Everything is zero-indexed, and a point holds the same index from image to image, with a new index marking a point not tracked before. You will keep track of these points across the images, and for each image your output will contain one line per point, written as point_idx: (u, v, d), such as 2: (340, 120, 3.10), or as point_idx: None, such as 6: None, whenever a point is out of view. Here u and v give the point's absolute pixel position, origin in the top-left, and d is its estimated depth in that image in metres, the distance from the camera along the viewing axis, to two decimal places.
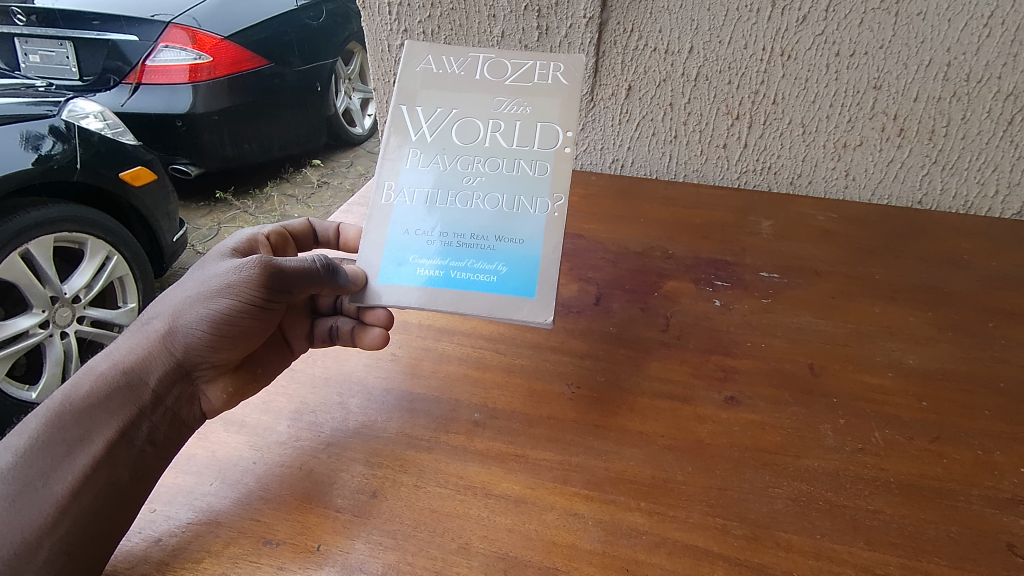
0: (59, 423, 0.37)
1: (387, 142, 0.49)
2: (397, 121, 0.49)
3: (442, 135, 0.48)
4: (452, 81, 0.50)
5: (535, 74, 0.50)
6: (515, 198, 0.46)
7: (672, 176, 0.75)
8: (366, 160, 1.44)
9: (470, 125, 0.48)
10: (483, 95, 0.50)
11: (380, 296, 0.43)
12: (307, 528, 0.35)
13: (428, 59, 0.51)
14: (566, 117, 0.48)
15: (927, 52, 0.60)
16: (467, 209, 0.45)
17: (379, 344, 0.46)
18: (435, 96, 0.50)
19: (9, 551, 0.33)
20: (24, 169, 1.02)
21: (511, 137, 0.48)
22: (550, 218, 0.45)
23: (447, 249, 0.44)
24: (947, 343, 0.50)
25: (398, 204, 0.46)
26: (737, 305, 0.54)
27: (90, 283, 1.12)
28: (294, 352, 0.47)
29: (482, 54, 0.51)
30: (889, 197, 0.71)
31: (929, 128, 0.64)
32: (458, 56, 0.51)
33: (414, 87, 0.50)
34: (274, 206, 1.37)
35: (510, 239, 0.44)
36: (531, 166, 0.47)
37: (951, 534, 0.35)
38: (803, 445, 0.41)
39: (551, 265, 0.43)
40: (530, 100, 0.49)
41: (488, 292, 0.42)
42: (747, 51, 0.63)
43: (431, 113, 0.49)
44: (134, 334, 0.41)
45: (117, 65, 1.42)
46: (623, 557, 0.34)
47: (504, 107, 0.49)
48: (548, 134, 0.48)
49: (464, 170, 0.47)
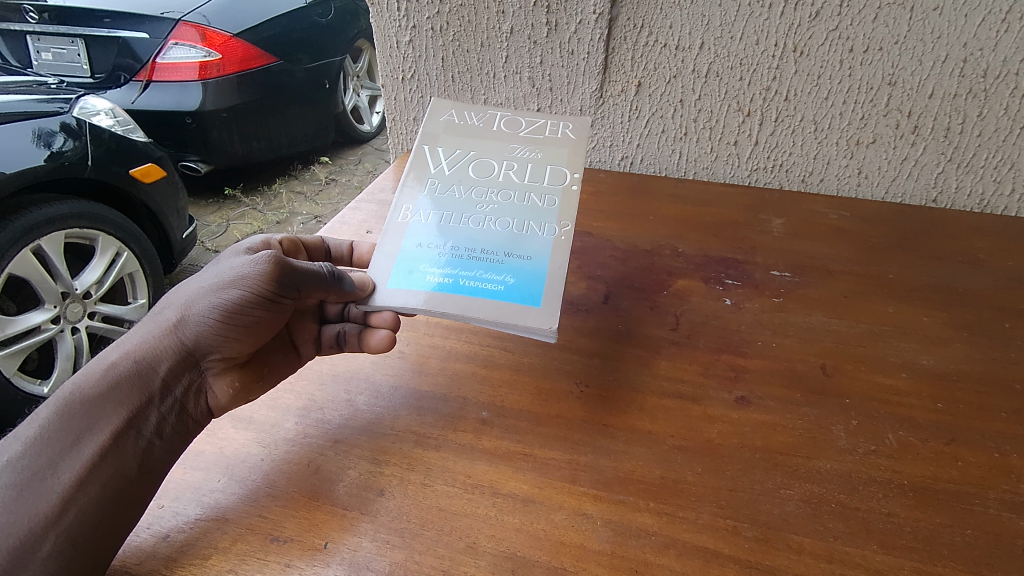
0: (68, 412, 0.37)
1: (406, 174, 0.51)
2: (418, 159, 0.52)
3: (459, 171, 0.51)
4: (472, 129, 0.54)
5: (546, 130, 0.54)
6: (524, 222, 0.47)
7: (682, 173, 0.75)
8: (375, 159, 1.65)
9: (486, 164, 0.51)
10: (498, 142, 0.53)
11: (387, 299, 0.43)
12: (314, 525, 0.35)
13: (450, 112, 0.55)
14: (574, 163, 0.51)
15: (944, 47, 0.59)
16: (479, 229, 0.47)
17: (385, 346, 0.45)
18: (455, 140, 0.53)
19: (13, 542, 0.32)
20: (36, 166, 1.03)
21: (523, 177, 0.50)
22: (556, 241, 0.46)
23: (457, 260, 0.44)
24: (961, 344, 0.50)
25: (413, 222, 0.47)
26: (748, 304, 0.54)
27: (101, 278, 1.13)
28: (302, 358, 0.46)
29: (499, 112, 0.56)
30: (902, 195, 0.70)
31: (944, 125, 0.63)
32: (479, 112, 0.56)
33: (436, 132, 0.54)
34: (283, 203, 1.50)
35: (519, 256, 0.45)
36: (542, 199, 0.48)
37: (966, 538, 0.34)
38: (815, 446, 0.40)
39: (557, 279, 0.43)
40: (541, 148, 0.52)
41: (496, 300, 0.42)
42: (759, 46, 0.63)
43: (450, 153, 0.52)
44: (146, 324, 0.41)
45: (128, 62, 1.43)
46: (632, 558, 0.33)
47: (517, 152, 0.52)
48: (556, 176, 0.50)
49: (477, 198, 0.48)
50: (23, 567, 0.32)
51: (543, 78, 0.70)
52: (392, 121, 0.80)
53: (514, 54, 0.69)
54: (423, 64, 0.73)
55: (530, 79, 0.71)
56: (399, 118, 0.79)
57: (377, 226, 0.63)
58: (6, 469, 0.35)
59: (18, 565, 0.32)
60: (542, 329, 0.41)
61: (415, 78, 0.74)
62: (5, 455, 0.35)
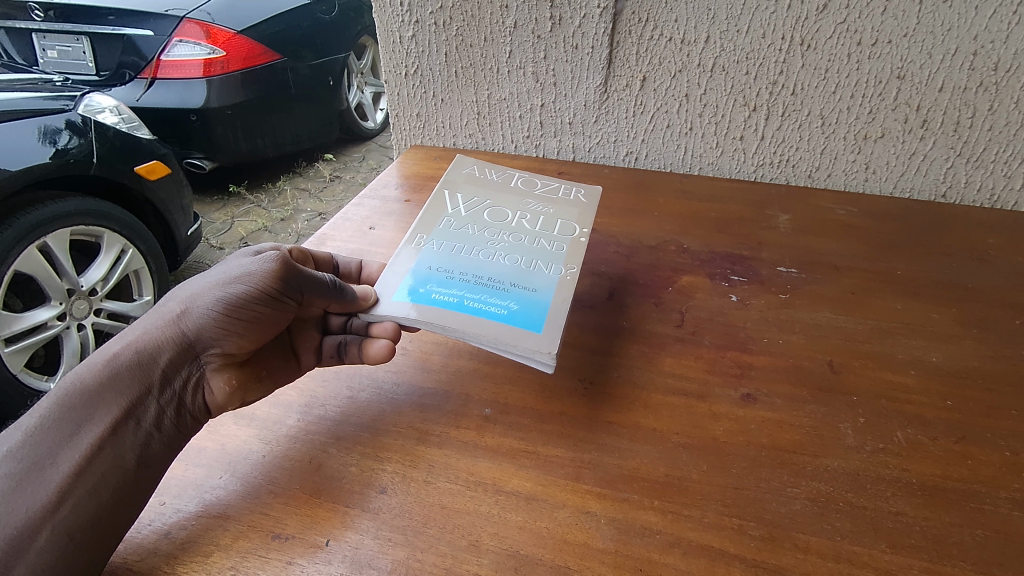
0: (68, 402, 0.37)
1: (426, 210, 0.56)
2: (438, 201, 0.57)
3: (474, 214, 0.56)
4: (489, 185, 0.60)
5: (560, 191, 0.60)
6: (532, 260, 0.49)
7: (687, 168, 0.74)
8: (378, 156, 1.72)
9: (500, 212, 0.56)
10: (515, 197, 0.58)
11: (387, 310, 0.44)
12: (316, 523, 0.35)
13: (472, 167, 0.62)
14: (584, 220, 0.55)
15: (954, 40, 0.58)
16: (488, 261, 0.49)
17: (384, 355, 0.43)
18: (473, 190, 0.59)
19: (9, 532, 0.32)
20: (42, 163, 1.03)
21: (534, 224, 0.54)
22: (562, 279, 0.47)
23: (463, 284, 0.46)
24: (971, 341, 0.49)
25: (425, 249, 0.50)
26: (754, 300, 0.53)
27: (107, 275, 1.14)
28: (301, 368, 0.44)
29: (517, 173, 0.63)
30: (911, 190, 0.69)
31: (954, 119, 0.62)
32: (498, 170, 0.63)
33: (456, 181, 0.60)
34: (287, 200, 1.52)
35: (525, 287, 0.46)
36: (550, 245, 0.51)
37: (976, 538, 0.34)
38: (822, 444, 0.40)
39: (560, 311, 0.44)
40: (554, 205, 0.58)
41: (497, 322, 0.42)
42: (766, 40, 0.62)
43: (468, 200, 0.57)
44: (150, 317, 0.41)
45: (132, 59, 1.43)
46: (637, 557, 0.33)
47: (531, 206, 0.57)
48: (566, 228, 0.54)
49: (490, 237, 0.52)
50: (18, 560, 0.31)
51: (547, 73, 0.70)
52: (395, 116, 0.80)
53: (518, 49, 0.69)
54: (426, 60, 0.73)
55: (534, 75, 0.70)
56: (402, 114, 0.79)
57: (380, 222, 0.63)
58: (6, 459, 0.34)
59: (14, 558, 0.31)
60: (542, 354, 0.40)
61: (418, 74, 0.74)
62: (6, 444, 0.35)
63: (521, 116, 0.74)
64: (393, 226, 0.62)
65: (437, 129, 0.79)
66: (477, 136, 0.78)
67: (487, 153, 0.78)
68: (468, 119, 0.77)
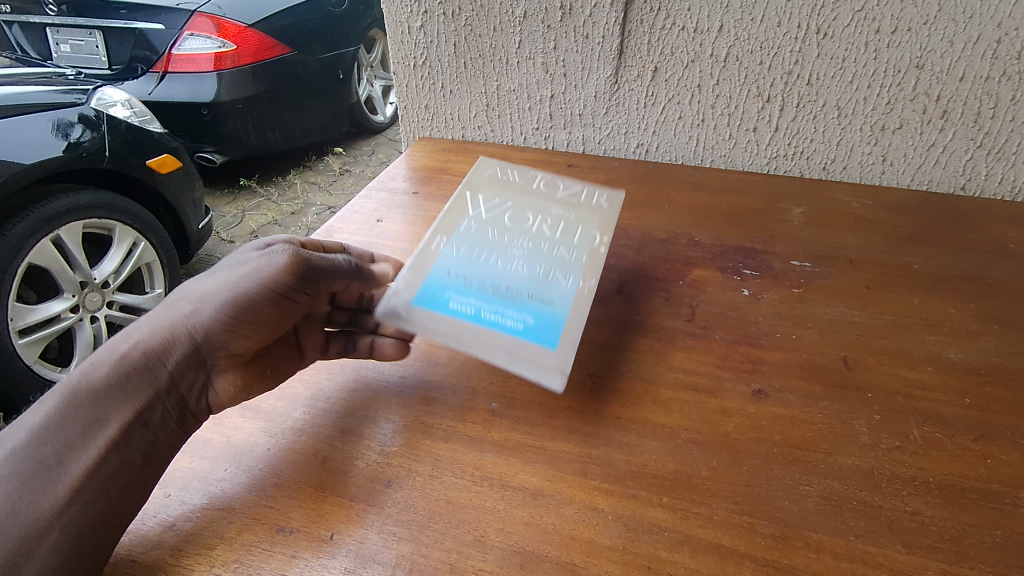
0: (76, 402, 0.36)
1: (446, 210, 0.55)
2: (459, 202, 0.57)
3: (494, 215, 0.55)
4: (507, 184, 0.59)
5: (581, 195, 0.58)
6: (550, 271, 0.48)
7: (699, 161, 0.72)
8: (388, 148, 1.64)
9: (521, 216, 0.55)
10: (536, 199, 0.57)
11: (404, 317, 0.44)
12: (321, 516, 0.34)
13: (495, 167, 0.61)
14: (604, 228, 0.54)
15: (976, 27, 0.56)
16: (508, 270, 0.48)
17: (393, 355, 0.45)
18: (494, 190, 0.58)
19: (16, 532, 0.32)
20: (55, 157, 1.04)
21: (554, 231, 0.53)
22: (580, 293, 0.46)
23: (482, 294, 0.45)
24: (992, 337, 0.47)
25: (444, 254, 0.50)
26: (766, 295, 0.52)
27: (119, 268, 1.15)
28: (305, 361, 0.45)
29: (540, 175, 0.60)
30: (929, 183, 0.67)
31: (974, 110, 0.61)
32: (521, 172, 0.61)
33: (477, 181, 0.59)
34: (297, 193, 1.48)
35: (542, 299, 0.45)
36: (570, 255, 0.50)
37: (995, 539, 0.33)
38: (836, 442, 0.39)
39: (575, 326, 0.43)
40: (575, 210, 0.56)
41: (514, 335, 0.42)
42: (781, 28, 0.61)
43: (489, 202, 0.57)
44: (157, 313, 0.40)
45: (145, 54, 1.47)
46: (645, 555, 0.32)
47: (551, 211, 0.56)
48: (586, 237, 0.53)
49: (509, 243, 0.51)
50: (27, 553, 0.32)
51: (557, 63, 0.69)
52: (404, 108, 0.79)
53: (527, 39, 0.68)
54: (435, 50, 0.72)
55: (544, 65, 0.69)
56: (410, 106, 0.78)
57: (388, 214, 0.63)
58: (11, 460, 0.34)
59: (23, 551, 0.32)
60: (554, 374, 0.39)
61: (426, 64, 0.74)
62: (11, 443, 0.35)
63: (530, 108, 0.74)
64: (401, 218, 0.62)
65: (445, 120, 0.78)
66: (485, 128, 0.77)
67: (496, 145, 0.77)
68: (476, 110, 0.76)
